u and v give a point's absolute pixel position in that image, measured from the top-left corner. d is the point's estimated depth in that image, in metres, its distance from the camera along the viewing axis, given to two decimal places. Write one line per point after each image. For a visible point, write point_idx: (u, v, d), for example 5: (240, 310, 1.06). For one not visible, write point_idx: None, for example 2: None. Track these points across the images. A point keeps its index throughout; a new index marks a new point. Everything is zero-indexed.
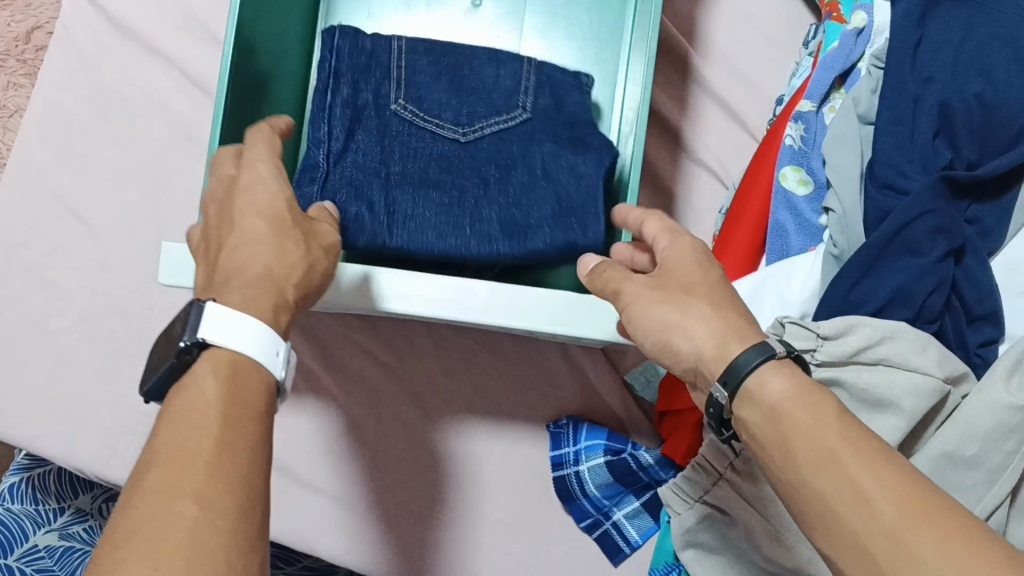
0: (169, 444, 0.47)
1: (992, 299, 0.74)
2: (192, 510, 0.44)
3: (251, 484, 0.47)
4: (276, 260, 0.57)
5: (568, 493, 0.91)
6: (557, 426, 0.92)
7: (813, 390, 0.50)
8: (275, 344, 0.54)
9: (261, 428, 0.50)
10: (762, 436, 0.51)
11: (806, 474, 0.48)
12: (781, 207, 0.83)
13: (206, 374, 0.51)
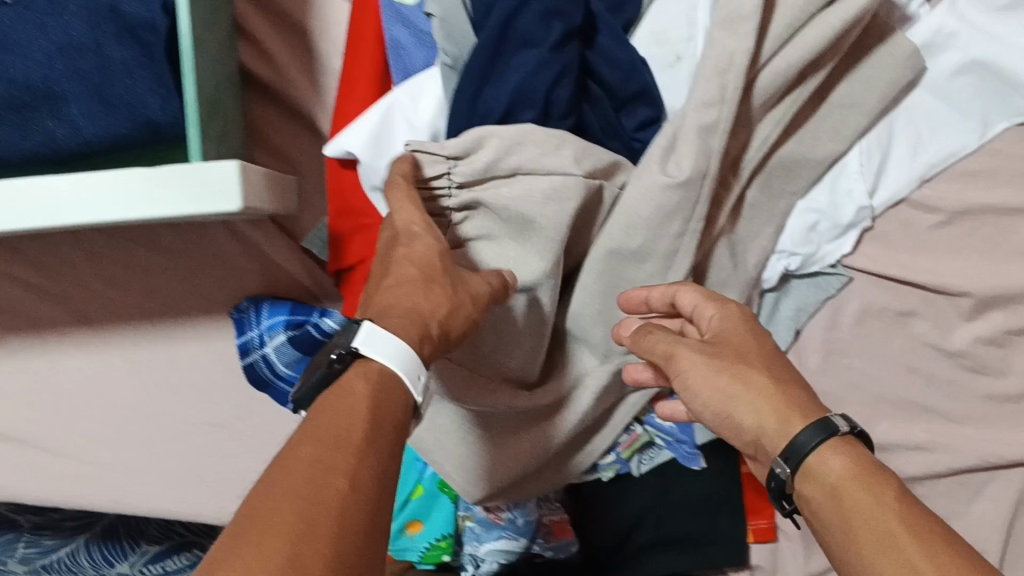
0: (314, 420, 0.41)
1: (639, 75, 0.62)
2: (343, 483, 0.39)
3: (382, 501, 0.41)
4: (428, 298, 0.51)
5: (261, 380, 0.71)
6: (239, 311, 0.72)
7: (868, 470, 0.45)
8: (418, 370, 0.47)
9: (389, 451, 0.43)
10: (823, 515, 0.46)
11: (866, 558, 0.43)
12: (395, 25, 0.62)
13: (356, 382, 0.45)
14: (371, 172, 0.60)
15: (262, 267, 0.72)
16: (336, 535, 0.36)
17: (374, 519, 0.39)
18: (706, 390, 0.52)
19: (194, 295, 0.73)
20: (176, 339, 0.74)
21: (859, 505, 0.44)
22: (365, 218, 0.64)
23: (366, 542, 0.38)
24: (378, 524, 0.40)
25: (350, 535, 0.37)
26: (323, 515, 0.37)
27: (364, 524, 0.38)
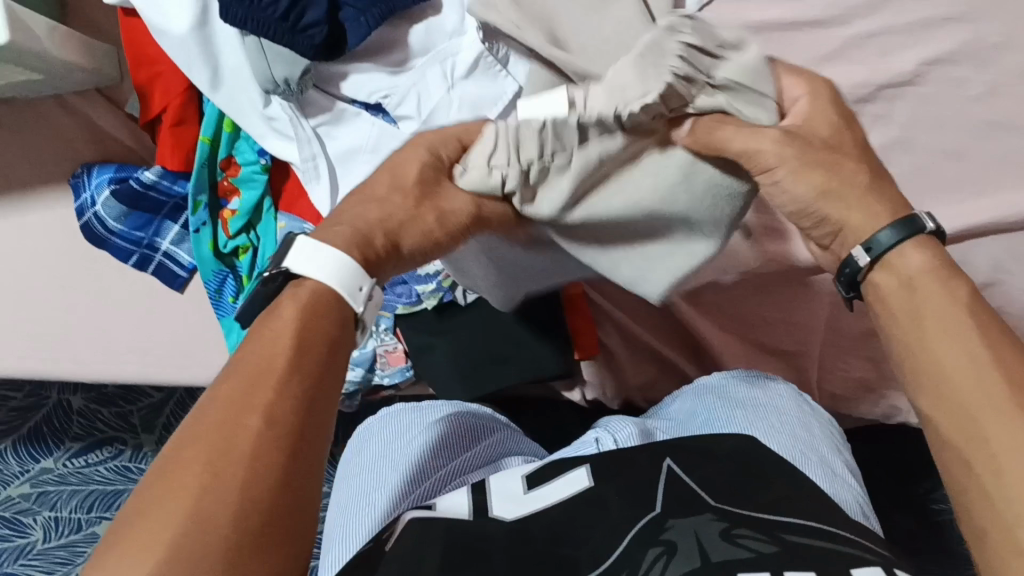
0: (240, 356, 0.41)
1: None
2: (256, 424, 0.38)
3: (309, 439, 0.40)
4: (382, 209, 0.48)
5: (96, 238, 0.78)
6: (74, 177, 0.78)
7: (941, 271, 0.46)
8: (360, 278, 0.45)
9: (331, 364, 0.43)
10: (885, 305, 0.47)
11: (940, 351, 0.44)
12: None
13: (285, 303, 0.43)
14: (149, 13, 0.67)
15: (91, 134, 0.78)
16: (246, 479, 0.37)
17: (301, 454, 0.39)
18: (798, 187, 0.47)
19: (28, 167, 0.79)
20: (21, 211, 0.80)
21: (939, 307, 0.45)
22: (159, 66, 0.71)
23: (289, 479, 0.38)
24: (304, 454, 0.39)
25: (267, 477, 0.37)
26: (231, 461, 0.37)
27: (283, 461, 0.38)
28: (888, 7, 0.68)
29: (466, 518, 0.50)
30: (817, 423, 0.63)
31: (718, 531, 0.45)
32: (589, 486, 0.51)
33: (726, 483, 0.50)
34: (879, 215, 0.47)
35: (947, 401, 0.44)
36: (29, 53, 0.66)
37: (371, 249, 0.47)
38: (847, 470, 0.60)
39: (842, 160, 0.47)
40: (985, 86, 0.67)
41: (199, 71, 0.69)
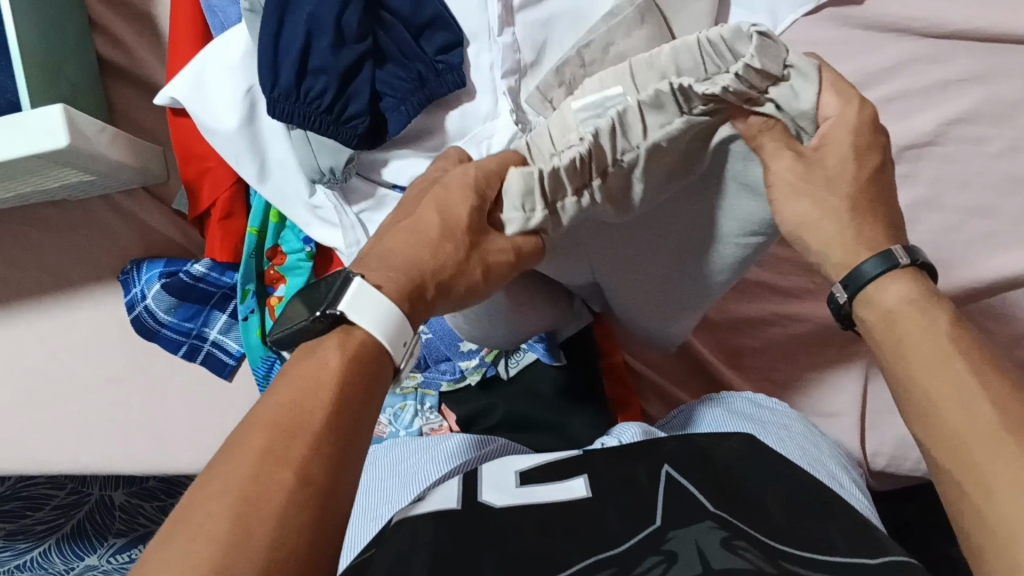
0: (279, 403, 0.42)
1: (431, 3, 0.69)
2: (290, 479, 0.38)
3: (338, 492, 0.40)
4: (433, 255, 0.52)
5: (146, 330, 0.80)
6: (123, 273, 0.80)
7: (923, 304, 0.48)
8: (402, 334, 0.47)
9: (362, 419, 0.44)
10: (875, 339, 0.50)
11: (922, 382, 0.46)
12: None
13: (331, 351, 0.44)
14: (199, 112, 0.70)
15: (141, 233, 0.81)
16: (275, 529, 0.37)
17: (332, 508, 0.39)
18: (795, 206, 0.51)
19: (80, 266, 0.81)
20: (73, 309, 0.82)
21: (920, 339, 0.47)
22: (209, 161, 0.74)
23: (314, 533, 0.38)
24: (329, 508, 0.39)
25: (297, 533, 0.37)
26: (262, 510, 0.37)
27: (312, 516, 0.38)
28: (907, 71, 0.73)
29: (457, 509, 0.54)
30: (822, 445, 0.68)
31: (719, 540, 0.47)
32: (587, 497, 0.55)
33: (713, 500, 0.53)
34: (858, 252, 0.50)
35: (932, 418, 0.46)
36: (85, 155, 0.67)
37: (416, 293, 0.50)
38: (854, 483, 0.65)
39: (828, 194, 0.51)
40: (1003, 143, 0.73)
41: (247, 164, 0.72)
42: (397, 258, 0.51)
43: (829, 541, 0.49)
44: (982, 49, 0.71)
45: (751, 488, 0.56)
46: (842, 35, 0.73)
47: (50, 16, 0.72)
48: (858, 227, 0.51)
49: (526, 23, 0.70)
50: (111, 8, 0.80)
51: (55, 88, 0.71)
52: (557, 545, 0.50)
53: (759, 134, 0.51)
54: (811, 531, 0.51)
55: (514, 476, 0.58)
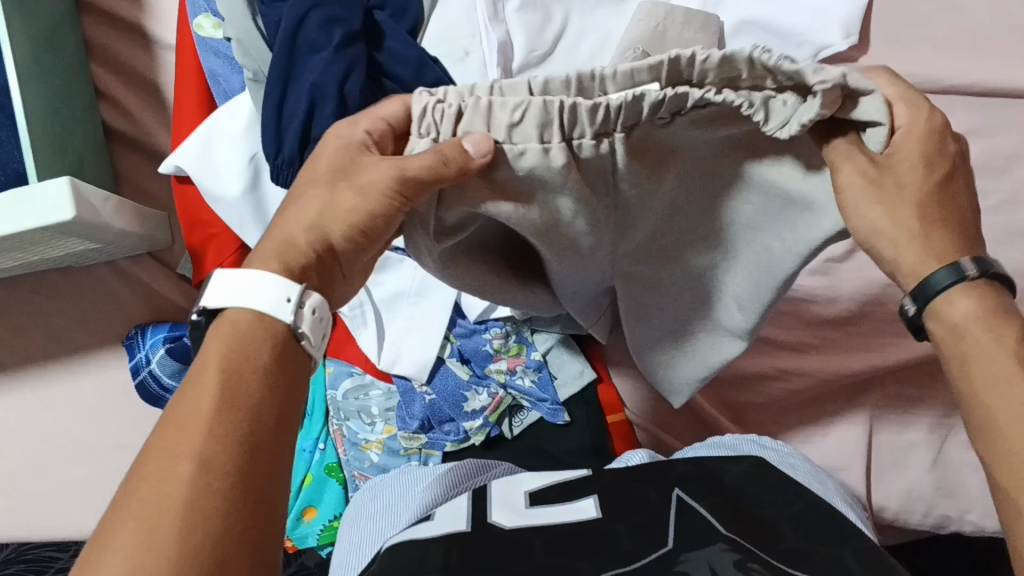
0: (177, 395, 0.40)
1: (432, 70, 0.71)
2: (188, 471, 0.37)
3: (248, 461, 0.39)
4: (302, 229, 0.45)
5: (151, 395, 0.80)
6: (128, 338, 0.80)
7: (990, 322, 0.42)
8: (280, 290, 0.42)
9: (269, 381, 0.41)
10: (945, 352, 0.44)
11: (986, 402, 0.42)
12: (207, 57, 0.73)
13: (210, 342, 0.42)
14: (203, 180, 0.71)
15: (143, 296, 0.82)
16: (182, 530, 0.36)
17: (241, 481, 0.38)
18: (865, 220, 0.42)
19: (86, 330, 0.82)
20: (79, 374, 0.83)
21: (989, 365, 0.42)
22: (214, 227, 0.74)
23: (232, 530, 0.37)
24: (248, 505, 0.38)
25: (201, 536, 0.36)
26: (165, 514, 0.36)
27: (224, 511, 0.37)
28: None
29: (467, 531, 0.55)
30: (829, 482, 0.68)
31: (732, 563, 0.49)
32: (597, 516, 0.56)
33: (725, 520, 0.54)
34: (932, 257, 0.43)
35: (992, 436, 0.41)
36: (90, 226, 0.68)
37: (294, 254, 0.44)
38: (853, 512, 0.64)
39: (901, 201, 0.43)
40: (1001, 196, 0.74)
41: (252, 231, 0.73)
42: (306, 210, 0.46)
43: (841, 564, 0.51)
44: (983, 105, 0.75)
45: (769, 516, 0.57)
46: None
47: (58, 89, 0.74)
48: (929, 231, 0.43)
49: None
50: (117, 78, 0.82)
51: (63, 160, 0.73)
52: (576, 565, 0.51)
53: (802, 157, 0.42)
54: (818, 556, 0.52)
55: (523, 497, 0.59)
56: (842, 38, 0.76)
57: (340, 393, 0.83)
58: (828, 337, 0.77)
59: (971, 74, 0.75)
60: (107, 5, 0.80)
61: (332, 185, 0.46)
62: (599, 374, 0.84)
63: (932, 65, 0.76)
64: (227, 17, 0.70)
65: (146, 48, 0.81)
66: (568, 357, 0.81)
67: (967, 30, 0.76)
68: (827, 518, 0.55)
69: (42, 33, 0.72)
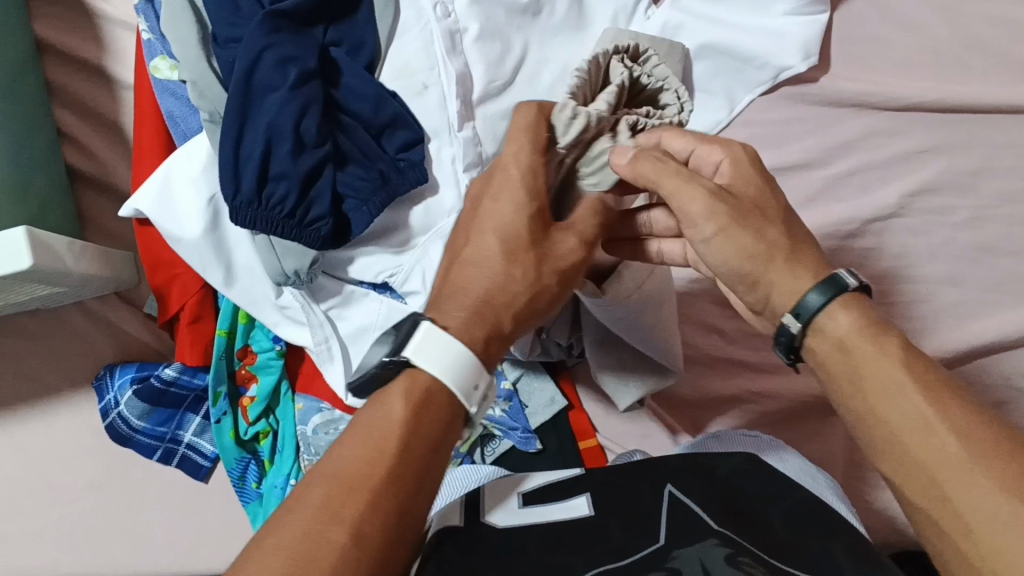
0: (346, 457, 0.45)
1: (388, 104, 0.72)
2: (343, 539, 0.42)
3: (394, 543, 0.44)
4: (499, 286, 0.52)
5: (120, 436, 0.83)
6: (96, 379, 0.83)
7: (869, 333, 0.49)
8: (475, 376, 0.49)
9: (430, 464, 0.47)
10: (827, 369, 0.51)
11: (883, 413, 0.48)
12: (165, 97, 0.75)
13: (395, 396, 0.47)
14: (162, 221, 0.72)
15: (111, 336, 0.84)
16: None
17: (383, 564, 0.43)
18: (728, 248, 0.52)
19: (58, 370, 0.84)
20: (49, 415, 0.84)
21: (879, 379, 0.48)
22: (176, 268, 0.77)
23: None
24: (384, 574, 0.43)
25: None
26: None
27: (365, 574, 0.42)
28: (866, 145, 0.71)
29: (459, 525, 0.53)
30: (821, 478, 0.63)
31: (723, 557, 0.46)
32: (590, 514, 0.54)
33: (715, 514, 0.52)
34: (803, 279, 0.51)
35: (900, 449, 0.47)
36: (54, 272, 0.69)
37: (478, 327, 0.50)
38: (850, 512, 0.61)
39: (763, 227, 0.52)
40: (966, 212, 0.68)
41: (214, 270, 0.73)
42: (475, 284, 0.52)
43: (832, 562, 0.48)
44: (942, 121, 0.69)
45: (761, 509, 0.54)
46: (799, 113, 0.73)
47: (17, 135, 0.74)
48: (795, 260, 0.51)
49: (484, 117, 0.76)
50: (80, 119, 0.82)
51: (23, 206, 0.72)
52: (568, 561, 0.50)
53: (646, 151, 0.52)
54: (812, 553, 0.49)
55: (516, 497, 0.58)
56: (798, 60, 0.71)
57: (310, 428, 0.78)
58: None
59: (932, 90, 0.69)
60: (67, 48, 0.81)
61: (505, 266, 0.52)
62: (569, 400, 0.82)
63: (891, 79, 0.71)
64: (181, 58, 0.70)
65: (108, 88, 0.82)
66: (537, 385, 0.81)
67: (927, 49, 0.71)
68: (820, 515, 0.53)
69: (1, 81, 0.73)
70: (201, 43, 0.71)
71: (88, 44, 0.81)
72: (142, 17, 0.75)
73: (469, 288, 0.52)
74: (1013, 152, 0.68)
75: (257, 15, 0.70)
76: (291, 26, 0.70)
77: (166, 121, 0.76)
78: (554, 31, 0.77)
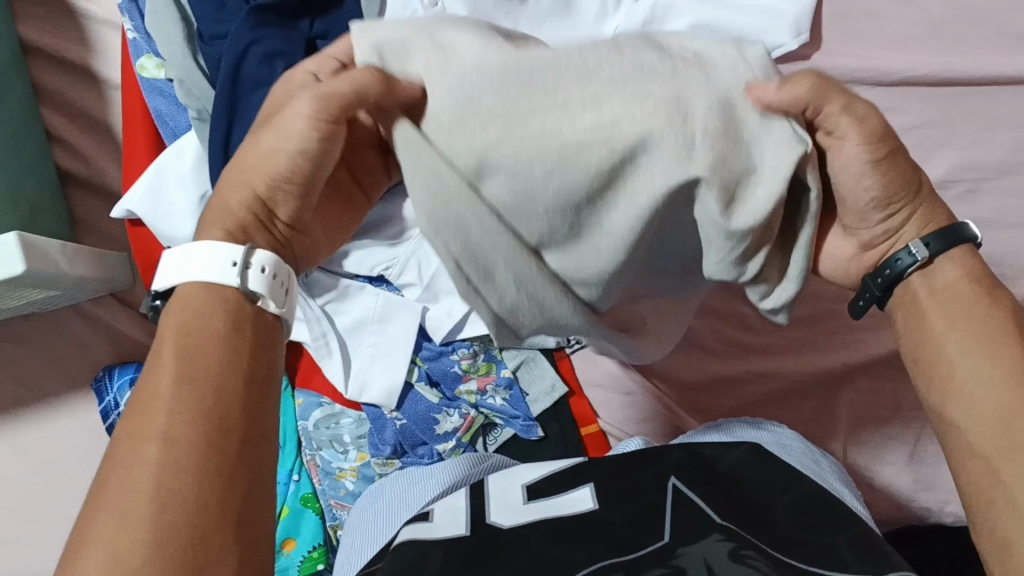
0: (139, 387, 0.41)
1: None
2: (155, 451, 0.38)
3: (226, 442, 0.39)
4: (236, 179, 0.46)
5: (122, 437, 0.83)
6: (96, 382, 0.83)
7: (977, 283, 0.47)
8: (227, 254, 0.44)
9: (235, 358, 0.42)
10: (913, 310, 0.49)
11: (951, 352, 0.47)
12: (153, 97, 0.74)
13: (165, 323, 0.43)
14: (157, 223, 0.73)
15: (108, 339, 0.84)
16: (156, 502, 0.37)
17: (213, 460, 0.39)
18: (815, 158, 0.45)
19: (59, 374, 0.84)
20: (52, 419, 0.85)
21: (966, 322, 0.47)
22: (171, 267, 0.77)
23: (215, 469, 0.38)
24: (235, 471, 0.39)
25: (180, 489, 0.37)
26: (136, 498, 0.37)
27: (201, 479, 0.38)
28: None
29: (466, 535, 0.53)
30: (823, 462, 0.63)
31: (727, 553, 0.46)
32: (595, 507, 0.54)
33: (717, 504, 0.52)
34: (921, 225, 0.48)
35: (953, 389, 0.46)
36: (50, 278, 0.69)
37: (232, 218, 0.45)
38: (855, 497, 0.60)
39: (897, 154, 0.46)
40: (965, 184, 0.68)
41: None
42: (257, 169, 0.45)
43: (833, 555, 0.48)
44: (937, 96, 0.68)
45: (765, 504, 0.54)
46: None
47: (7, 142, 0.73)
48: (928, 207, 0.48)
49: None
50: (68, 120, 0.82)
51: (14, 212, 0.72)
52: (571, 557, 0.49)
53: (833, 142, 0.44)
54: (816, 544, 0.50)
55: (521, 491, 0.57)
56: (789, 38, 0.70)
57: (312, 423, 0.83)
58: (796, 338, 0.71)
59: (927, 63, 0.67)
60: (52, 48, 0.80)
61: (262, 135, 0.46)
62: (571, 387, 0.81)
63: (886, 55, 0.69)
64: (168, 57, 0.70)
65: (95, 87, 0.82)
66: (537, 372, 0.81)
67: (922, 22, 0.68)
68: (823, 505, 0.53)
69: None
70: (187, 40, 0.70)
71: (75, 44, 0.81)
72: (127, 15, 0.74)
73: (250, 180, 0.45)
74: (1010, 123, 0.67)
75: (242, 10, 0.69)
76: (280, 20, 0.70)
77: (154, 118, 0.76)
78: (543, 16, 0.73)
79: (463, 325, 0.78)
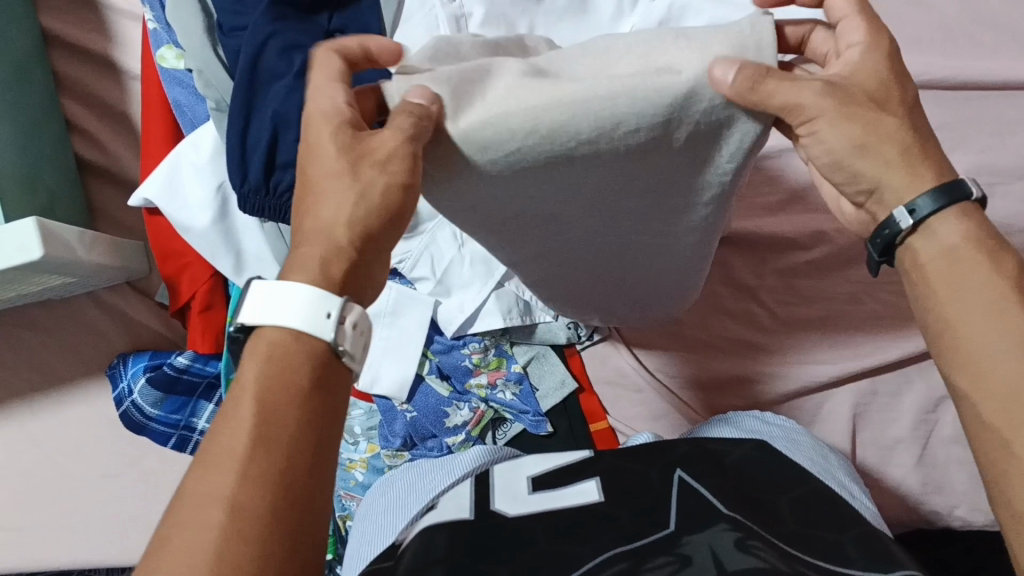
0: (213, 433, 0.41)
1: None
2: (221, 517, 0.38)
3: (292, 500, 0.39)
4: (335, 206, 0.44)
5: (135, 424, 0.83)
6: (110, 368, 0.84)
7: (978, 247, 0.46)
8: (324, 303, 0.43)
9: (311, 415, 0.41)
10: (921, 274, 0.47)
11: (978, 324, 0.45)
12: (173, 87, 0.75)
13: (244, 370, 0.42)
14: (172, 212, 0.74)
15: (124, 327, 0.85)
16: None
17: (277, 526, 0.38)
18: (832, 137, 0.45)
19: (74, 361, 0.85)
20: (63, 406, 0.86)
21: (978, 294, 0.45)
22: (187, 257, 0.78)
23: (277, 537, 0.38)
24: (292, 536, 0.39)
25: (239, 557, 0.37)
26: (198, 564, 0.37)
27: (261, 551, 0.38)
28: None
29: (470, 519, 0.53)
30: (832, 458, 0.63)
31: (733, 542, 0.46)
32: (600, 501, 0.54)
33: (725, 499, 0.52)
34: (923, 177, 0.46)
35: (984, 364, 0.44)
36: (66, 262, 0.69)
37: (339, 263, 0.44)
38: (863, 493, 0.61)
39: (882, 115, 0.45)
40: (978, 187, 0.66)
41: (223, 258, 0.75)
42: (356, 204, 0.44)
43: (840, 555, 0.48)
44: (951, 99, 0.69)
45: (770, 497, 0.54)
46: None
47: (26, 128, 0.74)
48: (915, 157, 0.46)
49: None
50: (89, 110, 0.83)
51: (34, 197, 0.73)
52: (576, 551, 0.50)
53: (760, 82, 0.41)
54: (820, 540, 0.50)
55: (526, 483, 0.58)
56: None
57: None
58: (805, 338, 0.73)
59: (940, 66, 0.68)
60: (75, 38, 0.81)
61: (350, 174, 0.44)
62: (580, 384, 0.81)
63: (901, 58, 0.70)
64: (188, 49, 0.71)
65: (116, 79, 0.83)
66: (548, 368, 0.81)
67: (937, 27, 0.71)
68: (828, 503, 0.53)
69: (10, 75, 0.73)
70: (205, 31, 0.71)
71: (97, 36, 0.82)
72: (148, 8, 0.75)
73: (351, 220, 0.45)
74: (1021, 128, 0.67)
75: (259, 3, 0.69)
76: (296, 14, 0.69)
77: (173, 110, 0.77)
78: (559, 15, 0.71)
79: (475, 319, 0.79)
